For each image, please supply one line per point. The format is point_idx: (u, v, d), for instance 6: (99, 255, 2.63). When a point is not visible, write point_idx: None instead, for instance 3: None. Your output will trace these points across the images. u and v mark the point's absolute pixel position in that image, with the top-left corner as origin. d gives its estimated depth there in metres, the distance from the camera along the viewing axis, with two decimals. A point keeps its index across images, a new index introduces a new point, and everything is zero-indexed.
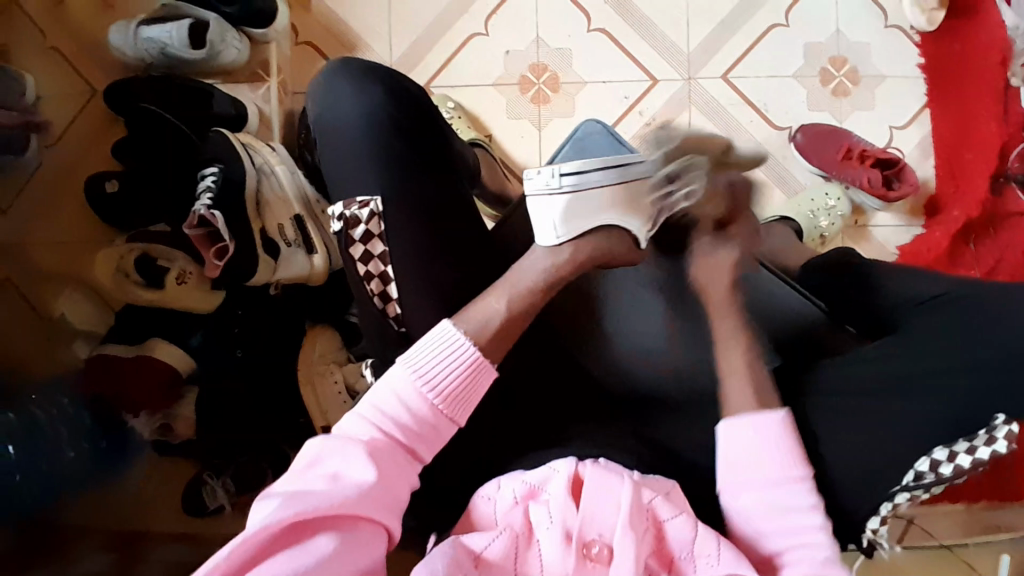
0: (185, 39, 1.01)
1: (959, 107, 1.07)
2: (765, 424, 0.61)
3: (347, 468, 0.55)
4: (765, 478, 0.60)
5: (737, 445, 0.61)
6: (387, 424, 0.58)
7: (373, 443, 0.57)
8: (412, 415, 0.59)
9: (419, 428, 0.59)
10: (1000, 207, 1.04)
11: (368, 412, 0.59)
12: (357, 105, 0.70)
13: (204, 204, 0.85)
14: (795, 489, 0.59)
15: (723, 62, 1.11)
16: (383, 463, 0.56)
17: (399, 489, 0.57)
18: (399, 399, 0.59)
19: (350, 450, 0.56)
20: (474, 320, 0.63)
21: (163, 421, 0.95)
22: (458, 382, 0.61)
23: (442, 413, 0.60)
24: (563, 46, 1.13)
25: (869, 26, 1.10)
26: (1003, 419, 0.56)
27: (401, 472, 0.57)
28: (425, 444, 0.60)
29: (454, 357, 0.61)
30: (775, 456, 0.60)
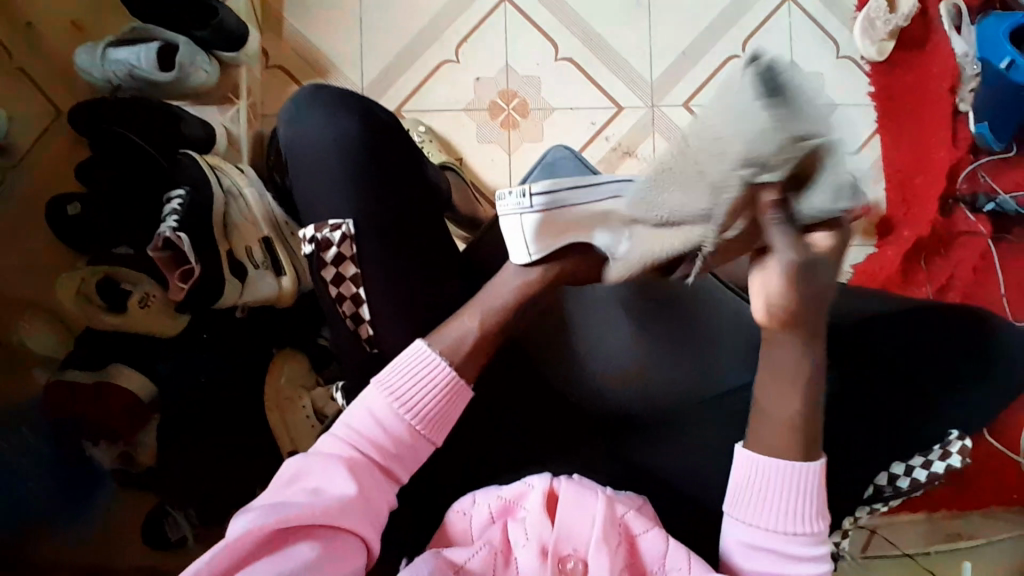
0: (153, 62, 1.00)
1: (909, 133, 1.13)
2: (813, 471, 0.58)
3: (326, 483, 0.55)
4: (789, 520, 0.58)
5: (780, 482, 0.58)
6: (364, 445, 0.58)
7: (351, 460, 0.57)
8: (389, 434, 0.59)
9: (397, 448, 0.59)
10: (950, 229, 1.09)
11: (345, 432, 0.59)
12: (326, 127, 0.71)
13: (169, 227, 0.83)
14: (804, 536, 0.58)
15: (685, 90, 1.15)
16: (362, 478, 0.56)
17: (378, 506, 0.57)
18: (376, 420, 0.59)
19: (330, 466, 0.56)
20: (447, 340, 0.63)
21: (126, 449, 0.92)
22: (435, 403, 0.61)
23: (419, 434, 0.60)
24: (532, 73, 1.16)
25: (822, 57, 1.15)
26: (957, 436, 0.67)
27: (379, 489, 0.57)
28: (403, 464, 0.59)
29: (431, 377, 0.61)
30: (807, 505, 0.58)
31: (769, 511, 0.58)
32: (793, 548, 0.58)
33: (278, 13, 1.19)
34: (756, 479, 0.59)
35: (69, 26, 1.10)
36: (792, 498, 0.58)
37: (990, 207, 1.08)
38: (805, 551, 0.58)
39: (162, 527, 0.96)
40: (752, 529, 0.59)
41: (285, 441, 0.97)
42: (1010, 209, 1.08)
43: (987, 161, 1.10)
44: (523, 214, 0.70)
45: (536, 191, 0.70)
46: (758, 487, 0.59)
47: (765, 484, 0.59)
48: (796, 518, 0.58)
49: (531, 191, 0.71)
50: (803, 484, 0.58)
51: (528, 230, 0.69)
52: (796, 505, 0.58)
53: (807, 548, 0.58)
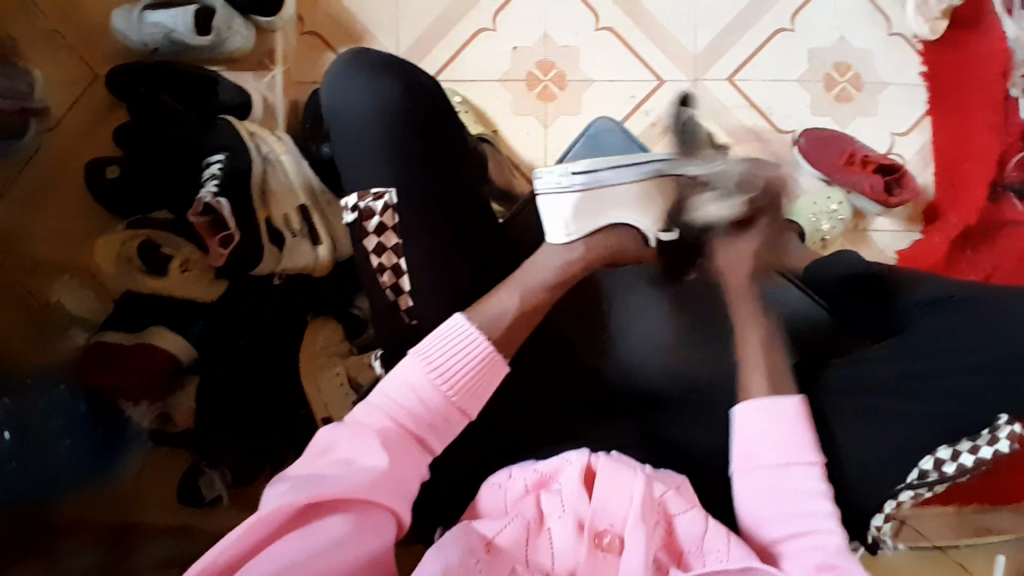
0: (189, 24, 1.01)
1: (959, 117, 1.09)
2: (794, 406, 0.63)
3: (357, 454, 0.56)
4: (784, 452, 0.61)
5: (765, 427, 0.62)
6: (398, 416, 0.58)
7: (384, 431, 0.57)
8: (423, 406, 0.59)
9: (431, 420, 0.59)
10: (996, 215, 1.06)
11: (380, 403, 0.59)
12: (371, 99, 0.69)
13: (209, 192, 0.88)
14: (806, 471, 0.60)
15: (729, 65, 1.12)
16: (394, 451, 0.56)
17: (409, 477, 0.57)
18: (411, 392, 0.59)
19: (361, 437, 0.56)
20: (487, 316, 0.64)
21: (161, 411, 0.96)
22: (470, 377, 0.61)
23: (454, 405, 0.60)
24: (571, 44, 1.13)
25: (873, 33, 1.12)
26: (1007, 421, 0.62)
27: (410, 461, 0.57)
28: (436, 436, 0.59)
29: (468, 350, 0.61)
30: (798, 437, 0.62)
31: (771, 452, 0.62)
32: (800, 487, 0.60)
33: None
34: (749, 429, 0.63)
35: None
36: (790, 436, 0.62)
37: None
38: (810, 487, 0.60)
39: (197, 484, 0.95)
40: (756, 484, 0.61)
41: (319, 408, 0.97)
42: None
43: None
44: (563, 191, 0.74)
45: (578, 170, 0.75)
46: (754, 431, 0.63)
47: (752, 432, 0.63)
48: (792, 452, 0.61)
49: (573, 170, 0.75)
50: (788, 422, 0.62)
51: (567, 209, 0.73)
52: (790, 442, 0.61)
53: (811, 483, 0.60)
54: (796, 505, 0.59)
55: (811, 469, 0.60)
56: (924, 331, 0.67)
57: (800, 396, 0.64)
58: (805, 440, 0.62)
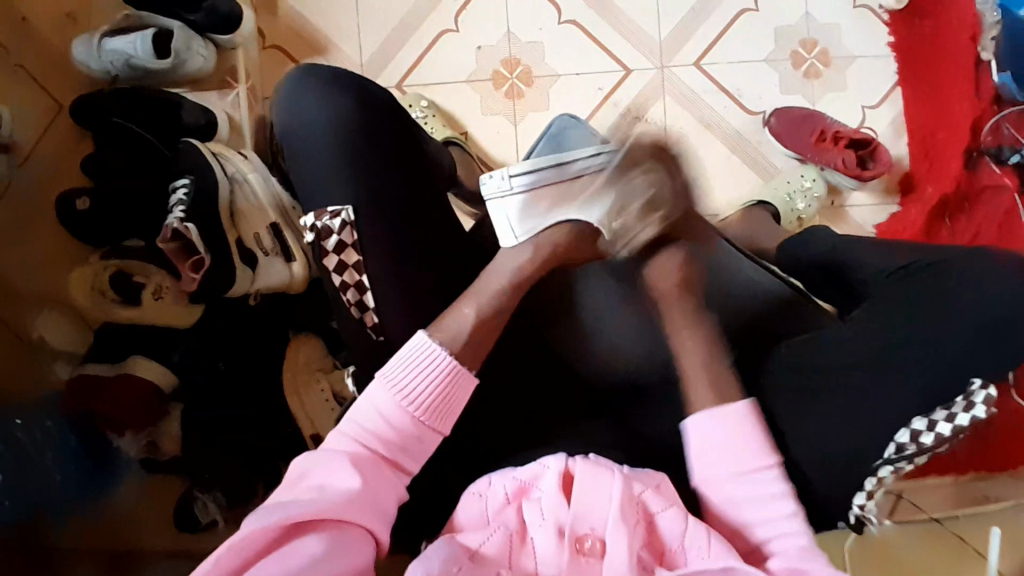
0: (149, 49, 0.99)
1: (929, 85, 1.08)
2: (743, 409, 0.63)
3: (330, 480, 0.56)
4: (739, 458, 0.61)
5: (714, 429, 0.62)
6: (369, 440, 0.59)
7: (357, 455, 0.58)
8: (392, 427, 0.59)
9: (404, 442, 0.60)
10: (974, 182, 1.04)
11: (350, 429, 0.60)
12: (320, 111, 0.69)
13: (176, 217, 0.85)
14: (763, 474, 0.61)
15: (696, 49, 1.11)
16: (368, 473, 0.57)
17: (387, 499, 0.57)
18: (380, 415, 0.60)
19: (335, 462, 0.57)
20: (447, 330, 0.64)
21: (149, 438, 0.94)
22: (436, 395, 0.61)
23: (424, 425, 0.60)
24: (535, 40, 1.12)
25: (840, 7, 1.10)
26: (981, 385, 0.62)
27: (384, 483, 0.57)
28: (411, 457, 0.60)
29: (431, 370, 0.61)
30: (749, 443, 0.62)
31: (725, 459, 0.61)
32: (758, 494, 0.60)
33: None
34: (706, 435, 0.63)
35: (63, 18, 1.09)
36: (739, 442, 0.62)
37: (1015, 159, 1.03)
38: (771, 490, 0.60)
39: (192, 512, 0.95)
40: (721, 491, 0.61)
41: (307, 426, 0.97)
42: None
43: (1012, 112, 1.04)
44: (506, 199, 0.72)
45: (517, 173, 0.72)
46: (703, 444, 0.63)
47: (706, 444, 0.63)
48: (747, 460, 0.61)
49: (513, 172, 0.72)
50: (739, 423, 0.62)
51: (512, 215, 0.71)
52: (742, 449, 0.61)
53: (771, 485, 0.60)
54: (759, 513, 0.60)
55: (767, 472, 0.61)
56: (894, 307, 0.66)
57: (747, 398, 0.64)
58: (758, 444, 0.62)
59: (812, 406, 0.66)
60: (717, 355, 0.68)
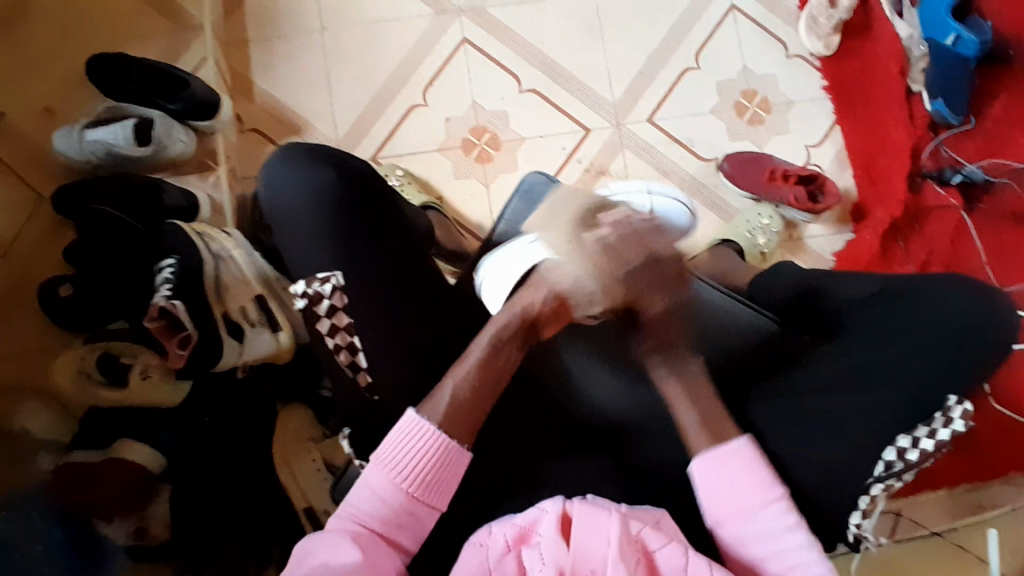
0: (130, 137, 1.05)
1: (864, 120, 1.17)
2: (740, 446, 0.65)
3: (332, 556, 0.57)
4: (741, 497, 0.63)
5: (720, 475, 0.64)
6: (367, 520, 0.61)
7: (354, 534, 0.60)
8: (387, 505, 0.61)
9: (399, 520, 0.62)
10: (921, 203, 1.12)
11: (349, 511, 0.62)
12: (299, 183, 0.73)
13: (162, 295, 0.88)
14: (768, 508, 0.63)
15: (648, 106, 1.19)
16: (368, 548, 0.58)
17: (385, 575, 0.58)
18: (375, 495, 0.62)
19: (334, 540, 0.59)
20: (439, 407, 0.66)
21: (138, 523, 0.88)
22: (429, 469, 0.63)
23: (418, 500, 0.62)
24: (499, 108, 1.20)
25: (773, 59, 1.21)
26: (957, 400, 0.65)
27: (385, 558, 0.59)
28: (406, 533, 0.62)
29: (423, 445, 0.63)
30: (753, 477, 0.64)
31: (733, 501, 0.63)
32: (770, 527, 0.62)
33: (248, 77, 1.22)
34: (709, 484, 0.65)
35: (42, 113, 1.14)
36: (745, 477, 0.64)
37: (957, 179, 1.12)
38: (783, 523, 0.62)
39: None
40: (731, 531, 0.63)
41: (298, 499, 0.96)
42: (977, 178, 1.12)
43: (947, 135, 1.14)
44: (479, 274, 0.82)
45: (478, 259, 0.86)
46: (712, 487, 0.64)
47: (714, 492, 0.64)
48: (751, 497, 0.63)
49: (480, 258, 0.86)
50: (739, 465, 0.64)
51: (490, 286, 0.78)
52: (745, 486, 0.64)
53: (779, 520, 0.62)
54: (774, 545, 0.61)
55: (778, 507, 0.63)
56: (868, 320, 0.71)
57: (744, 435, 0.66)
58: (764, 478, 0.64)
59: (801, 426, 0.69)
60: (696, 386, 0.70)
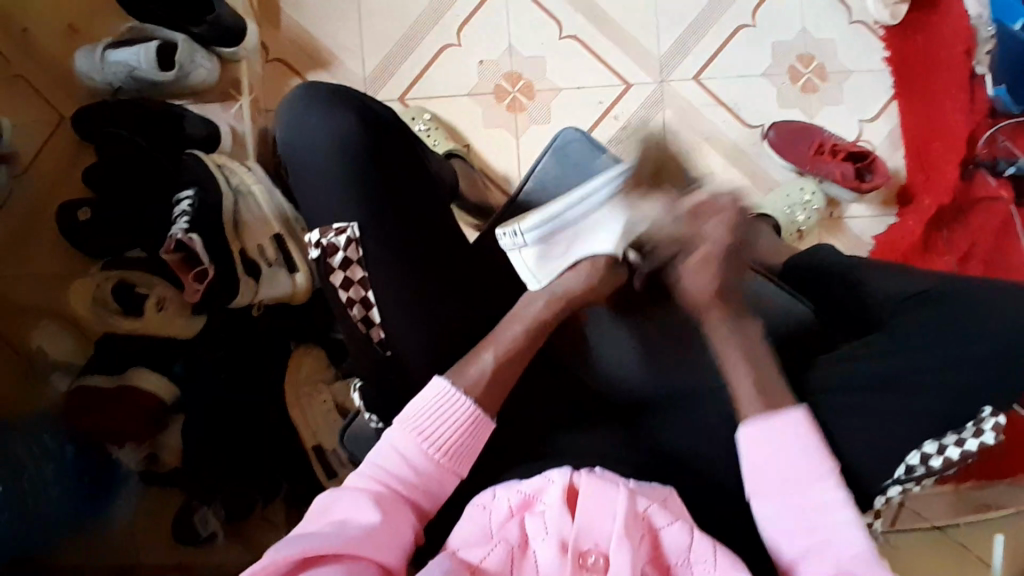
0: (153, 60, 1.00)
1: (923, 100, 1.10)
2: (801, 420, 0.62)
3: (352, 513, 0.57)
4: (797, 470, 0.60)
5: (776, 440, 0.62)
6: (391, 481, 0.60)
7: (376, 494, 0.59)
8: (414, 470, 0.61)
9: (423, 484, 0.61)
10: (969, 193, 1.06)
11: (372, 470, 0.61)
12: (324, 126, 0.70)
13: (180, 228, 0.85)
14: (822, 489, 0.59)
15: (695, 64, 1.12)
16: (388, 509, 0.58)
17: (405, 534, 0.58)
18: (401, 457, 0.61)
19: (356, 499, 0.58)
20: (469, 377, 0.65)
21: (149, 451, 0.93)
22: (458, 439, 0.63)
23: (445, 468, 0.62)
24: (537, 55, 1.13)
25: (836, 22, 1.12)
26: (990, 412, 0.63)
27: (405, 520, 0.59)
28: (427, 496, 0.62)
29: (457, 415, 0.63)
30: (812, 460, 0.60)
31: (779, 474, 0.61)
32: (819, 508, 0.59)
33: (277, 3, 1.16)
34: (761, 451, 0.62)
35: (65, 30, 1.09)
36: (791, 452, 0.61)
37: (1010, 171, 1.04)
38: (828, 499, 0.59)
39: (192, 524, 0.94)
40: (774, 509, 0.60)
41: (308, 437, 0.96)
42: None
43: (1006, 124, 1.06)
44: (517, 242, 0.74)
45: (528, 227, 0.73)
46: (759, 453, 0.62)
47: (761, 455, 0.62)
48: (806, 475, 0.60)
49: (523, 227, 0.74)
50: (798, 439, 0.61)
51: (533, 264, 0.74)
52: (804, 463, 0.60)
53: (834, 506, 0.59)
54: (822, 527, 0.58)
55: (831, 495, 0.59)
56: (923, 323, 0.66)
57: (804, 407, 0.63)
58: (820, 463, 0.60)
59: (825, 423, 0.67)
60: (765, 361, 0.67)
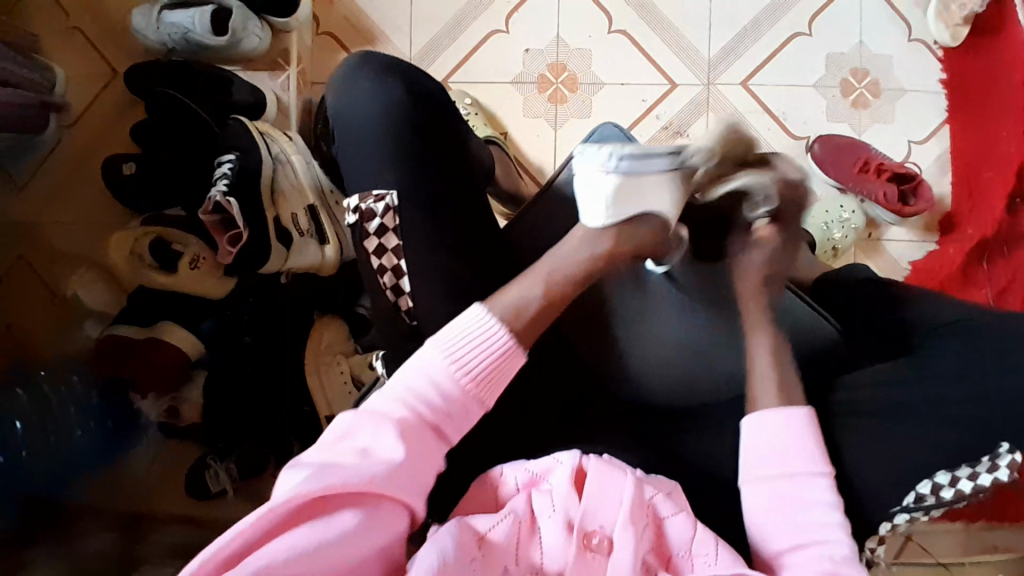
0: (207, 25, 1.01)
1: (980, 124, 1.06)
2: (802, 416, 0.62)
3: (376, 443, 0.53)
4: (792, 455, 0.61)
5: (770, 424, 0.63)
6: (417, 407, 0.55)
7: (402, 421, 0.54)
8: (442, 397, 0.56)
9: (451, 411, 0.56)
10: (1013, 226, 1.03)
11: (399, 391, 0.56)
12: (376, 97, 0.70)
13: (219, 191, 0.85)
14: (812, 479, 0.59)
15: (743, 69, 1.10)
16: (414, 441, 0.53)
17: (428, 468, 0.54)
18: (431, 381, 0.56)
19: (380, 426, 0.53)
20: (508, 304, 0.60)
21: (171, 404, 0.97)
22: (488, 367, 0.58)
23: (473, 398, 0.57)
24: (584, 47, 1.12)
25: (894, 38, 1.09)
26: (1008, 448, 0.59)
27: (429, 452, 0.54)
28: (454, 425, 0.56)
29: (489, 344, 0.58)
30: (806, 448, 0.61)
31: (772, 461, 0.61)
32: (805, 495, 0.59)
33: None
34: (756, 443, 0.62)
35: None
36: (793, 441, 0.61)
37: None
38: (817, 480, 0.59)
39: (203, 479, 0.97)
40: (760, 495, 0.61)
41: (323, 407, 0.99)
42: None
43: None
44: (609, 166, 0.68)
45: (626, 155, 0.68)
46: (756, 446, 0.62)
47: (755, 444, 0.63)
48: (799, 462, 0.60)
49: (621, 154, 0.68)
50: (796, 433, 0.62)
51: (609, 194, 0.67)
52: (792, 455, 0.61)
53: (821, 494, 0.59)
54: (803, 518, 0.58)
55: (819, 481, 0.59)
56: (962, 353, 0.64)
57: (808, 407, 0.63)
58: (812, 452, 0.61)
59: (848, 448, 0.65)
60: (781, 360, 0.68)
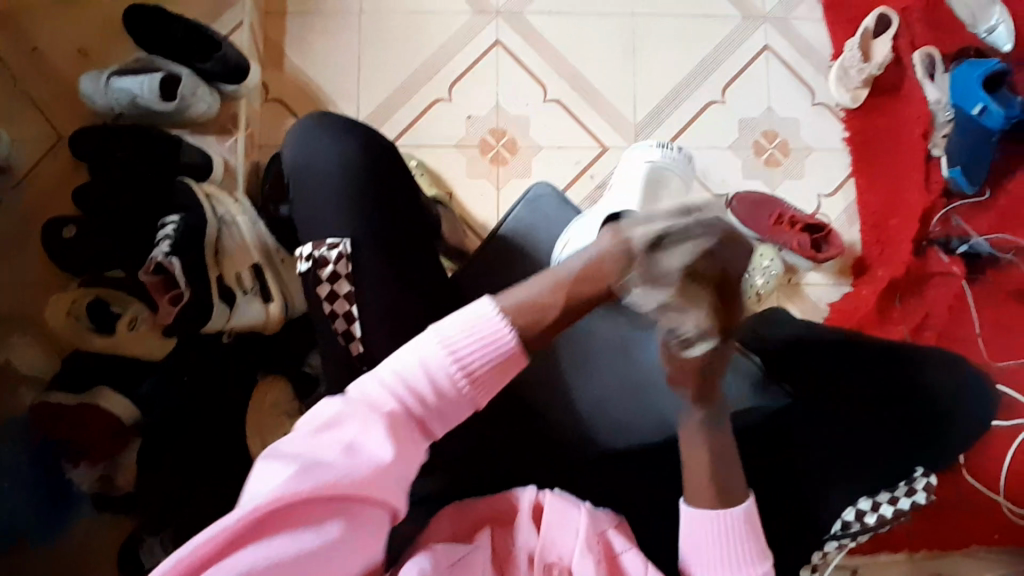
0: (155, 91, 1.05)
1: (884, 178, 1.17)
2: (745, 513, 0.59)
3: (363, 438, 0.51)
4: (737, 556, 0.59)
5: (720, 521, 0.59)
6: (407, 398, 0.54)
7: (390, 415, 0.53)
8: (434, 391, 0.54)
9: (440, 405, 0.54)
10: (925, 268, 1.11)
11: (390, 378, 0.54)
12: (333, 150, 0.74)
13: (161, 251, 0.88)
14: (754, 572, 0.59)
15: (668, 132, 1.20)
16: (401, 438, 0.52)
17: (411, 463, 0.53)
18: (423, 369, 0.54)
19: (370, 421, 0.52)
20: (519, 300, 0.58)
21: (104, 472, 0.94)
22: (484, 361, 0.55)
23: (465, 394, 0.55)
24: (522, 113, 1.20)
25: (800, 103, 1.21)
26: (922, 473, 0.69)
27: (413, 448, 0.53)
28: (441, 419, 0.55)
29: (490, 339, 0.55)
30: (751, 545, 0.59)
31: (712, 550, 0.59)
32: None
33: (281, 48, 1.23)
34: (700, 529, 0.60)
35: (75, 54, 1.14)
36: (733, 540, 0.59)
37: (963, 249, 1.11)
38: None
39: (138, 554, 0.91)
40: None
41: None
42: (984, 252, 1.11)
43: (960, 205, 1.14)
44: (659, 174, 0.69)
45: None
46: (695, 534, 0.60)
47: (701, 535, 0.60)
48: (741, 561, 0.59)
49: None
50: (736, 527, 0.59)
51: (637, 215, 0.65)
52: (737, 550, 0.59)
53: None
54: None
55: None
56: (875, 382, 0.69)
57: (749, 503, 0.60)
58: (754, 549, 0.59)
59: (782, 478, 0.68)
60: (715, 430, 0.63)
